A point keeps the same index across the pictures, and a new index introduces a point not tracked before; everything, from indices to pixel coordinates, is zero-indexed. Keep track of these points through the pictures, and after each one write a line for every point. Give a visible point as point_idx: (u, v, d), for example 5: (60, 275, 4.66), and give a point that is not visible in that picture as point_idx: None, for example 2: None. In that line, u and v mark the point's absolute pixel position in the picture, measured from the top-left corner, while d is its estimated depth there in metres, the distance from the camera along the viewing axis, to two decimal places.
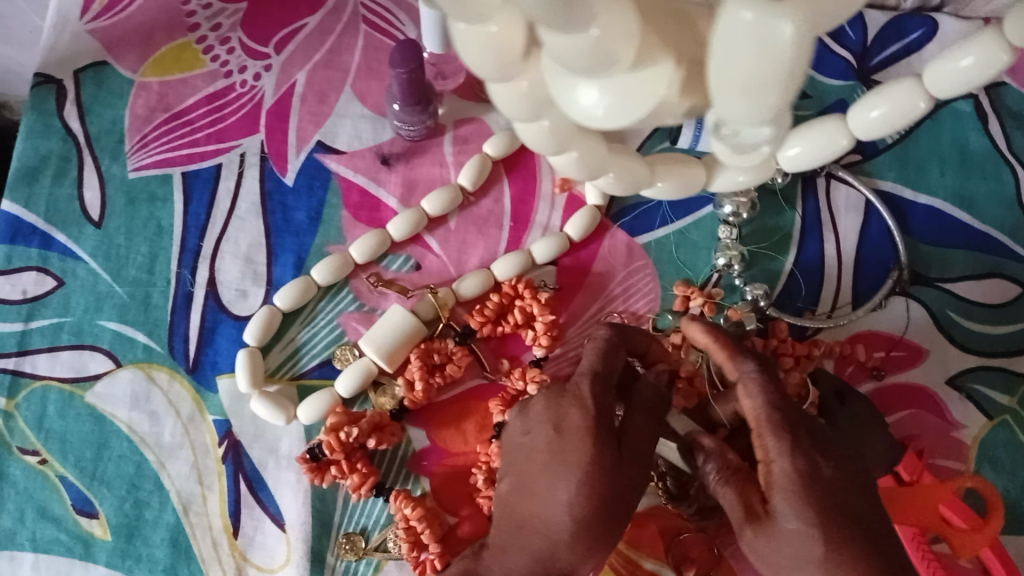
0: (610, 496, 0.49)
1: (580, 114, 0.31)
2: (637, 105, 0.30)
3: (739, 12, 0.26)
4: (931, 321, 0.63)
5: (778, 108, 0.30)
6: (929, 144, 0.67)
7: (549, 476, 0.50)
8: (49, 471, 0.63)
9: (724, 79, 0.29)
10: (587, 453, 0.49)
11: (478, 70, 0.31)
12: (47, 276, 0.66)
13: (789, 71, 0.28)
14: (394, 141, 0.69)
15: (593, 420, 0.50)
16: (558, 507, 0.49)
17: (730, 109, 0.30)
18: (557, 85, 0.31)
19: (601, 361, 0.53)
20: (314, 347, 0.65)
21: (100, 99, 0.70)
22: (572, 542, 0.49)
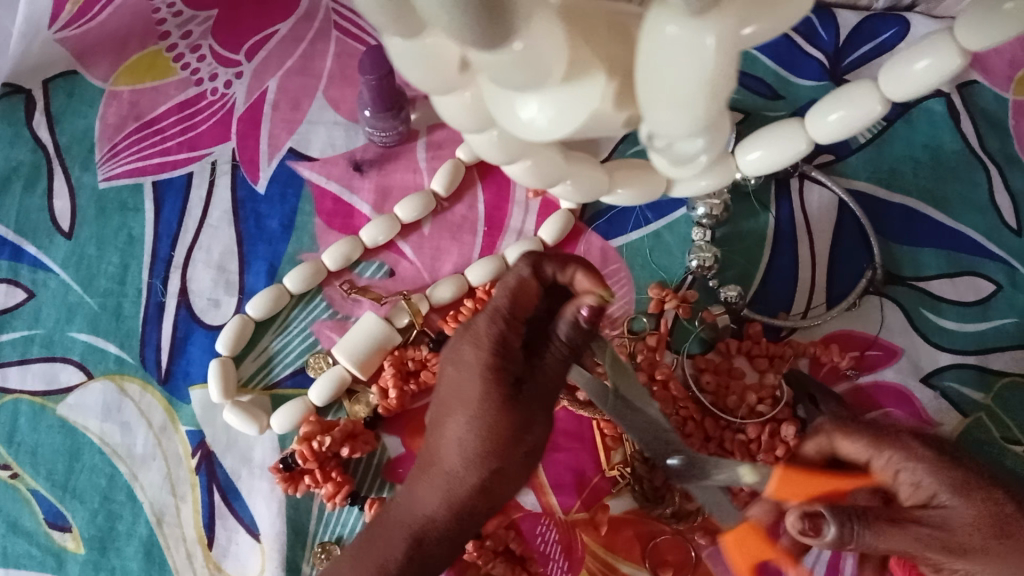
0: (504, 436, 0.47)
1: (520, 126, 0.31)
2: (574, 117, 0.30)
3: (662, 24, 0.26)
4: (906, 321, 0.63)
5: (708, 119, 0.29)
6: (901, 144, 0.67)
7: (446, 422, 0.48)
8: (20, 484, 0.62)
9: (653, 91, 0.28)
10: (480, 390, 0.46)
11: (418, 83, 0.31)
12: (18, 287, 0.66)
13: (715, 82, 0.27)
14: (367, 147, 0.69)
15: (490, 361, 0.46)
16: (451, 444, 0.48)
17: (662, 121, 0.29)
18: (497, 98, 0.30)
19: (508, 294, 0.47)
20: (287, 356, 0.64)
21: (70, 109, 0.70)
22: (467, 482, 0.48)
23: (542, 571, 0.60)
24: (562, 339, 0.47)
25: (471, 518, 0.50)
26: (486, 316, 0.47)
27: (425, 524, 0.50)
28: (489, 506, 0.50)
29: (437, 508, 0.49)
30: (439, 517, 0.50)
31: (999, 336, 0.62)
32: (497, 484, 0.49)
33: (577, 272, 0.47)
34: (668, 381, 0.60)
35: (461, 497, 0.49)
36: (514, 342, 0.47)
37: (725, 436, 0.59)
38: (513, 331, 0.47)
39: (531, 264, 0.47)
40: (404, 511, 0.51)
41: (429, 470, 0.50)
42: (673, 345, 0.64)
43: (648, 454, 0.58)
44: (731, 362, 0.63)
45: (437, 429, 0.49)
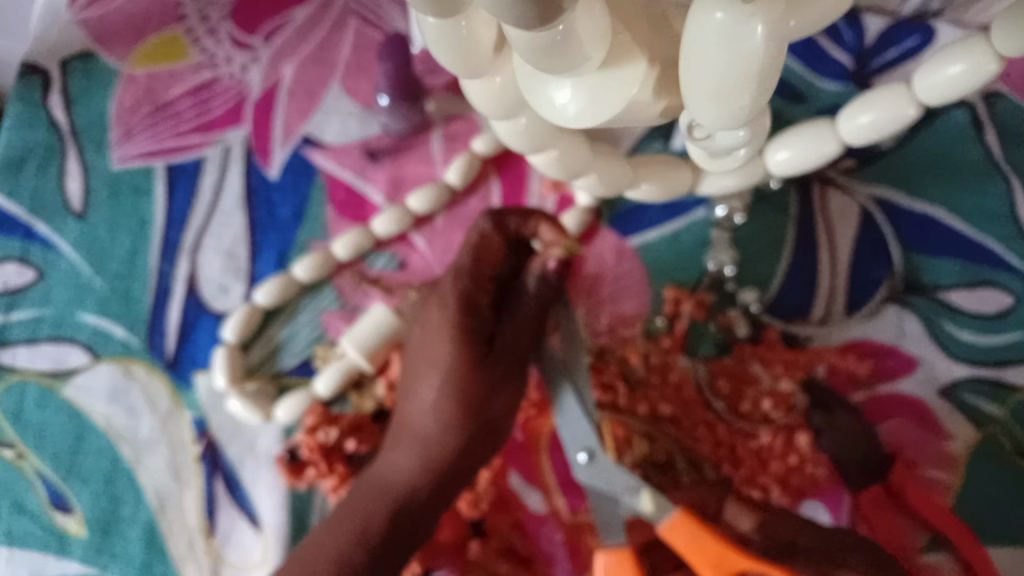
0: (476, 397, 0.48)
1: (552, 111, 0.31)
2: (610, 104, 0.30)
3: (711, 10, 0.26)
4: (924, 331, 0.62)
5: (750, 113, 0.29)
6: (921, 152, 0.66)
7: (418, 382, 0.49)
8: (25, 464, 0.62)
9: (693, 80, 0.28)
10: (449, 353, 0.47)
11: (448, 65, 0.30)
12: (28, 267, 0.65)
13: (760, 74, 0.27)
14: (381, 137, 0.68)
15: (459, 321, 0.47)
16: (423, 407, 0.49)
17: (701, 112, 0.29)
18: (530, 83, 0.31)
19: (473, 252, 0.47)
20: (295, 346, 0.64)
21: (86, 90, 0.69)
22: (443, 444, 0.49)
23: (547, 572, 0.59)
24: (532, 297, 0.46)
25: (449, 483, 0.51)
26: (452, 276, 0.48)
27: (405, 491, 0.50)
28: (463, 471, 0.51)
29: (415, 471, 0.49)
30: (418, 481, 0.49)
31: (1018, 350, 0.61)
32: (470, 447, 0.50)
33: (542, 224, 0.47)
34: (681, 382, 0.61)
35: (438, 459, 0.49)
36: (482, 300, 0.48)
37: (737, 442, 0.59)
38: (481, 290, 0.48)
39: (493, 220, 0.47)
40: (379, 476, 0.50)
41: (404, 434, 0.50)
42: (688, 347, 0.63)
43: (660, 458, 0.58)
44: (745, 367, 0.61)
45: (407, 393, 0.50)
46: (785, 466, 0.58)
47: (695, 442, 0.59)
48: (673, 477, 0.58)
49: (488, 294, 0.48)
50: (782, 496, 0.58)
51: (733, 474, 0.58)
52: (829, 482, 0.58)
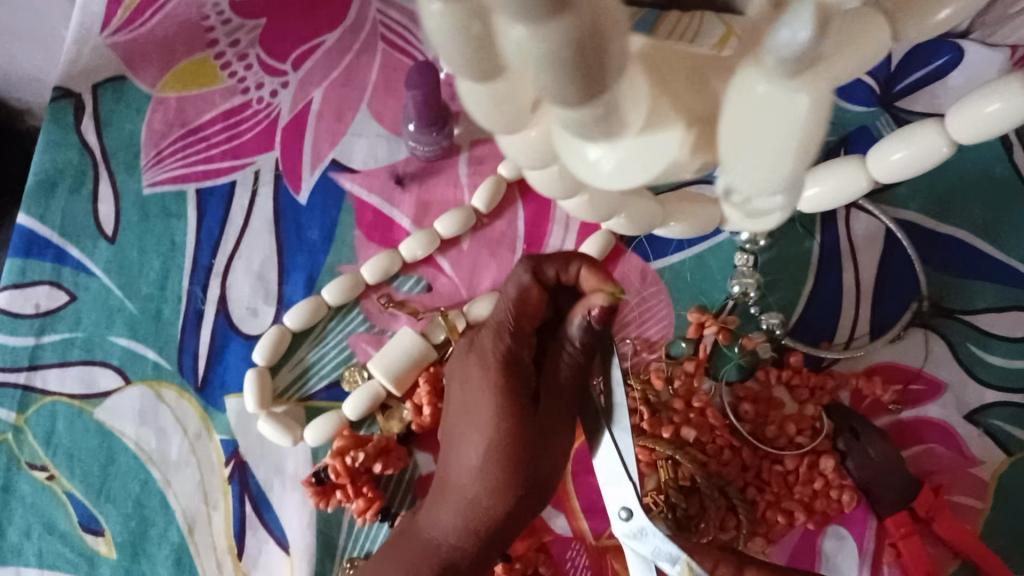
0: (521, 463, 0.48)
1: (588, 170, 0.30)
2: (647, 165, 0.30)
3: (753, 84, 0.26)
4: (952, 355, 0.61)
5: (794, 176, 0.29)
6: (952, 174, 0.65)
7: (460, 444, 0.49)
8: (56, 487, 0.63)
9: (740, 145, 0.28)
10: (489, 412, 0.48)
11: (484, 120, 0.30)
12: (60, 290, 0.67)
13: (808, 140, 0.27)
14: (408, 161, 0.69)
15: (500, 379, 0.47)
16: (467, 471, 0.49)
17: (743, 174, 0.29)
18: (564, 142, 0.30)
19: (513, 303, 0.48)
20: (322, 368, 0.64)
21: (117, 114, 0.70)
22: (488, 508, 0.48)
23: None
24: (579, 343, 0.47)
25: (498, 542, 0.50)
26: (491, 330, 0.49)
27: (451, 551, 0.50)
28: (509, 532, 0.50)
29: (460, 533, 0.49)
30: (464, 543, 0.49)
31: None
32: (519, 508, 0.49)
33: (581, 269, 0.47)
34: (705, 408, 0.60)
35: (485, 522, 0.49)
36: (523, 354, 0.48)
37: (763, 466, 0.59)
38: (518, 345, 0.48)
39: (534, 269, 0.47)
40: (430, 536, 0.51)
41: (447, 496, 0.50)
42: (712, 371, 0.63)
43: (685, 481, 0.58)
44: (770, 392, 0.61)
45: (452, 454, 0.50)
46: (812, 490, 0.58)
47: (722, 467, 0.59)
48: (698, 503, 0.57)
49: (529, 346, 0.49)
50: (807, 521, 0.58)
51: (757, 499, 0.58)
52: (856, 507, 0.58)
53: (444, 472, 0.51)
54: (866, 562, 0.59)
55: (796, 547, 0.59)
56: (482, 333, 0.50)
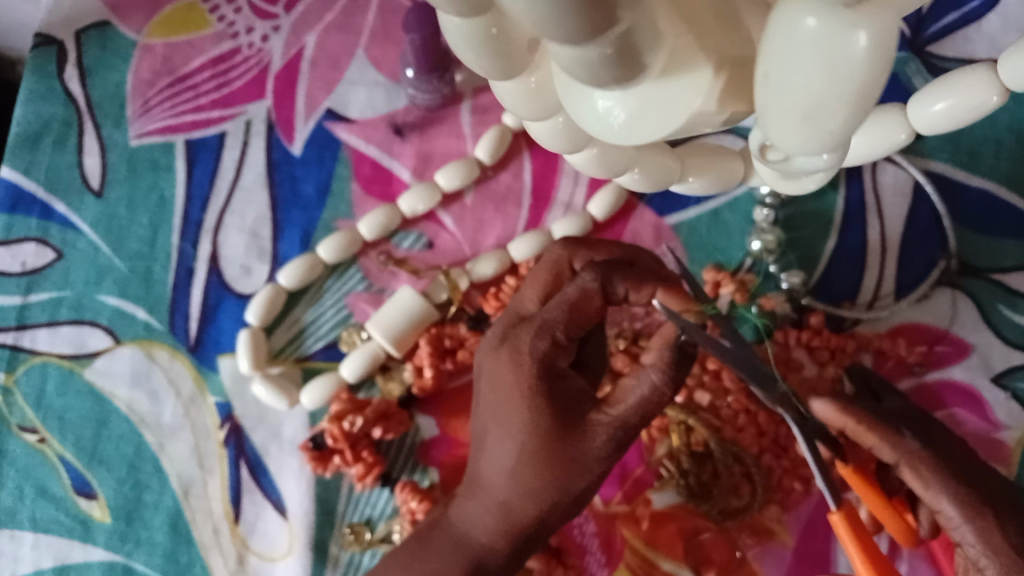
0: (559, 469, 0.46)
1: (595, 121, 0.27)
2: (666, 116, 0.26)
3: (801, 16, 0.22)
4: (977, 315, 0.58)
5: (843, 135, 0.25)
6: (986, 124, 0.61)
7: (490, 440, 0.48)
8: (48, 450, 0.61)
9: (781, 97, 0.24)
10: (526, 414, 0.46)
11: (479, 70, 0.27)
12: (47, 247, 0.64)
13: (863, 90, 0.23)
14: (408, 110, 0.65)
15: (537, 381, 0.46)
16: (499, 473, 0.47)
17: (782, 133, 0.25)
18: (569, 91, 0.27)
19: (571, 312, 0.47)
20: (320, 329, 0.62)
21: (103, 61, 0.67)
22: (522, 509, 0.47)
23: (579, 564, 0.57)
24: (666, 373, 0.44)
25: (530, 543, 0.49)
26: (532, 329, 0.47)
27: (484, 551, 0.49)
28: (545, 534, 0.49)
29: (492, 532, 0.48)
30: (496, 542, 0.48)
31: None
32: (557, 514, 0.48)
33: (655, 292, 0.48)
34: (720, 370, 0.56)
35: (518, 524, 0.48)
36: (561, 360, 0.47)
37: (781, 431, 0.55)
38: (560, 349, 0.47)
39: (600, 279, 0.47)
40: (458, 531, 0.50)
41: (477, 494, 0.49)
42: None
43: (699, 448, 0.56)
44: (789, 354, 0.58)
45: (481, 450, 0.49)
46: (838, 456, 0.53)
47: (736, 433, 0.56)
48: (711, 469, 0.56)
49: (570, 351, 0.47)
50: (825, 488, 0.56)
51: (773, 466, 0.55)
52: None
53: (475, 471, 0.49)
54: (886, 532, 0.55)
55: (812, 516, 0.56)
56: (520, 330, 0.47)
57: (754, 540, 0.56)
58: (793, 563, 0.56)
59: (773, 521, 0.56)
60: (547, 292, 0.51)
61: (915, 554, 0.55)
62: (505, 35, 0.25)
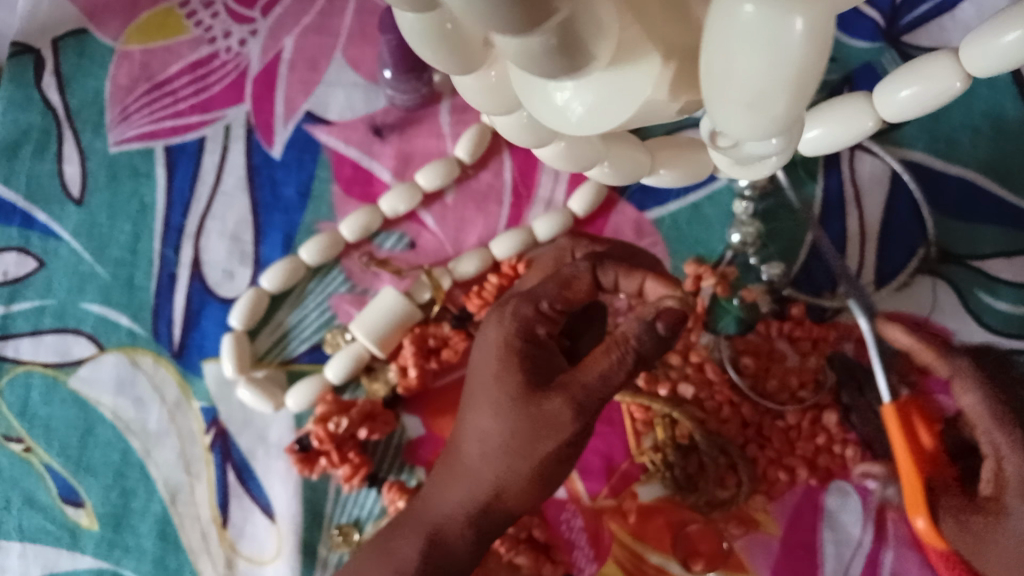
0: (522, 433, 0.46)
1: (554, 114, 0.27)
2: (622, 106, 0.27)
3: (739, 4, 0.22)
4: (959, 303, 0.59)
5: (788, 117, 0.25)
6: (962, 111, 0.61)
7: (468, 404, 0.49)
8: (34, 458, 0.61)
9: (721, 84, 0.24)
10: (496, 372, 0.47)
11: (437, 65, 0.28)
12: (29, 256, 0.64)
13: (802, 77, 0.23)
14: (387, 111, 0.65)
15: (514, 344, 0.46)
16: (472, 436, 0.48)
17: (727, 119, 0.26)
18: (527, 85, 0.27)
19: (558, 286, 0.47)
20: (304, 330, 0.62)
21: (80, 69, 0.67)
22: (486, 476, 0.48)
23: (568, 560, 0.58)
24: (632, 347, 0.43)
25: (495, 519, 0.49)
26: (518, 296, 0.48)
27: (447, 523, 0.49)
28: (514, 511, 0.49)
29: (456, 502, 0.49)
30: (461, 511, 0.49)
31: None
32: (518, 490, 0.48)
33: (644, 280, 0.48)
34: (704, 363, 0.57)
35: (480, 494, 0.48)
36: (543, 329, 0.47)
37: (764, 422, 0.57)
38: (543, 317, 0.47)
39: (590, 263, 0.48)
40: (428, 500, 0.50)
41: (450, 463, 0.50)
42: (711, 326, 0.60)
43: (684, 440, 0.56)
44: (771, 345, 0.58)
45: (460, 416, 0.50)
46: (815, 446, 0.56)
47: (721, 425, 0.56)
48: (697, 462, 0.56)
49: (554, 325, 0.48)
50: (810, 478, 0.56)
51: (758, 455, 0.56)
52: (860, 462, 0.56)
53: (453, 439, 0.50)
54: (871, 518, 0.56)
55: (798, 506, 0.56)
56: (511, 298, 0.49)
57: (741, 531, 0.56)
58: (780, 554, 0.56)
59: (759, 511, 0.56)
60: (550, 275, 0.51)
61: (900, 541, 0.55)
62: (460, 31, 0.25)
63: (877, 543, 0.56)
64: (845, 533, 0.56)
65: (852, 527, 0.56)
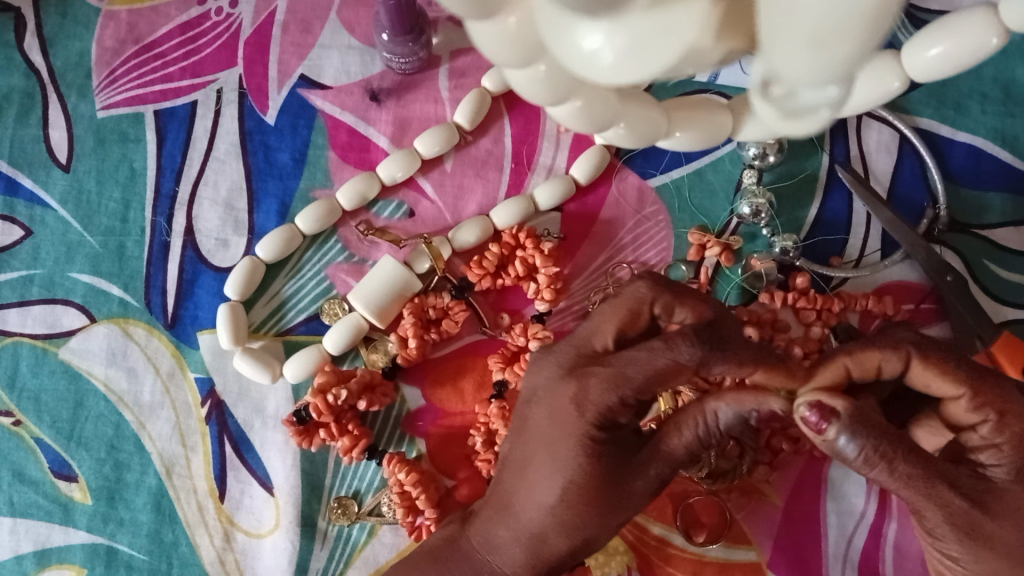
0: (606, 502, 0.44)
1: (585, 62, 0.25)
2: (661, 50, 0.23)
3: None
4: (968, 274, 0.58)
5: (850, 62, 0.24)
6: (971, 78, 0.60)
7: (534, 479, 0.45)
8: (24, 432, 0.60)
9: (790, 13, 0.22)
10: (585, 454, 0.44)
11: (450, 6, 0.26)
12: (15, 224, 0.62)
13: (879, 8, 0.22)
14: (384, 75, 0.63)
15: (594, 431, 0.44)
16: (539, 507, 0.45)
17: (788, 62, 0.23)
18: (555, 27, 0.25)
19: (652, 377, 0.43)
20: (300, 301, 0.61)
21: (64, 30, 0.64)
22: (551, 546, 0.46)
23: None
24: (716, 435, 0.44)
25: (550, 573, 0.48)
26: (602, 378, 0.43)
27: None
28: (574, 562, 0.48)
29: (516, 563, 0.47)
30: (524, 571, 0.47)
31: None
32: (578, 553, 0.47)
33: (752, 371, 0.42)
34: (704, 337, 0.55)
35: (539, 558, 0.46)
36: (624, 412, 0.44)
37: None
38: (623, 407, 0.44)
39: (700, 357, 0.42)
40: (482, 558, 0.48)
41: (506, 524, 0.47)
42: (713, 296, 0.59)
43: None
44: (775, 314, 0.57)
45: (521, 485, 0.46)
46: None
47: None
48: None
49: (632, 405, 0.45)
50: (813, 449, 0.56)
51: (762, 427, 0.55)
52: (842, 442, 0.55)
53: (506, 498, 0.47)
54: (874, 490, 0.56)
55: (801, 476, 0.56)
56: (591, 371, 0.44)
57: (742, 501, 0.56)
58: (783, 524, 0.56)
59: (762, 482, 0.56)
60: (622, 328, 0.46)
61: (903, 512, 0.55)
62: None
63: (881, 514, 0.56)
64: (848, 503, 0.56)
65: (855, 497, 0.56)
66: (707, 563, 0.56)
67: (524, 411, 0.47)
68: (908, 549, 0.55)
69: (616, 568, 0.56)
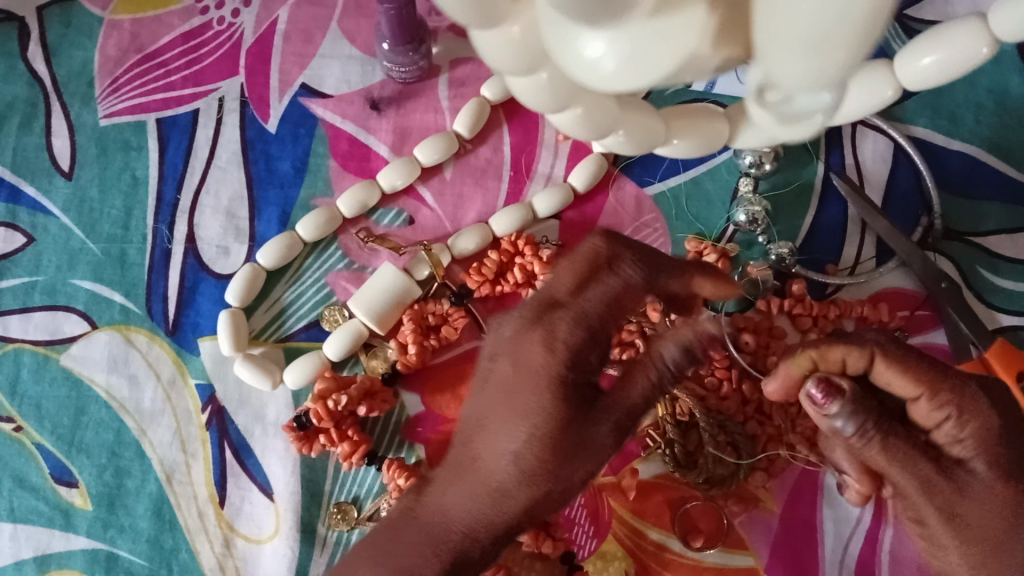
0: (567, 451, 0.43)
1: (586, 69, 0.25)
2: (660, 58, 0.24)
3: None
4: (963, 281, 0.59)
5: (845, 68, 0.24)
6: (964, 89, 0.61)
7: (499, 429, 0.43)
8: (25, 439, 0.60)
9: (785, 20, 0.23)
10: (545, 398, 0.42)
11: (454, 14, 0.27)
12: (17, 232, 0.63)
13: (872, 17, 0.22)
14: (384, 84, 0.64)
15: (563, 372, 0.43)
16: (504, 459, 0.43)
17: (784, 67, 0.24)
18: (557, 34, 0.25)
19: (613, 308, 0.44)
20: (300, 308, 0.61)
21: (67, 39, 0.65)
22: (514, 498, 0.44)
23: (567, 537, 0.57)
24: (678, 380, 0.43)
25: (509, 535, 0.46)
26: (568, 316, 0.43)
27: (462, 538, 0.45)
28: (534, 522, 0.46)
29: (477, 521, 0.44)
30: (486, 532, 0.45)
31: None
32: (539, 511, 0.45)
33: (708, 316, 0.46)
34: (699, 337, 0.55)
35: (504, 515, 0.44)
36: (589, 355, 0.44)
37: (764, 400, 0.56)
38: (592, 344, 0.43)
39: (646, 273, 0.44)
40: (441, 519, 0.45)
41: (468, 482, 0.44)
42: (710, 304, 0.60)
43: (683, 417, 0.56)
44: (772, 322, 0.57)
45: (483, 436, 0.44)
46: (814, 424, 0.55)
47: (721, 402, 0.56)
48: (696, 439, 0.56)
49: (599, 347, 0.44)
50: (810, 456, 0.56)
51: (759, 432, 0.56)
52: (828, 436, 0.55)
53: (468, 455, 0.45)
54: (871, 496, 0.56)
55: (797, 482, 0.56)
56: (555, 311, 0.44)
57: (741, 508, 0.57)
58: (780, 530, 0.56)
59: (759, 488, 0.56)
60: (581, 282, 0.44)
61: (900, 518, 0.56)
62: None
63: (877, 521, 0.56)
64: (845, 510, 0.56)
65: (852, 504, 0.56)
66: (705, 569, 0.56)
67: (487, 369, 0.45)
68: (905, 555, 0.55)
69: (614, 574, 0.57)
